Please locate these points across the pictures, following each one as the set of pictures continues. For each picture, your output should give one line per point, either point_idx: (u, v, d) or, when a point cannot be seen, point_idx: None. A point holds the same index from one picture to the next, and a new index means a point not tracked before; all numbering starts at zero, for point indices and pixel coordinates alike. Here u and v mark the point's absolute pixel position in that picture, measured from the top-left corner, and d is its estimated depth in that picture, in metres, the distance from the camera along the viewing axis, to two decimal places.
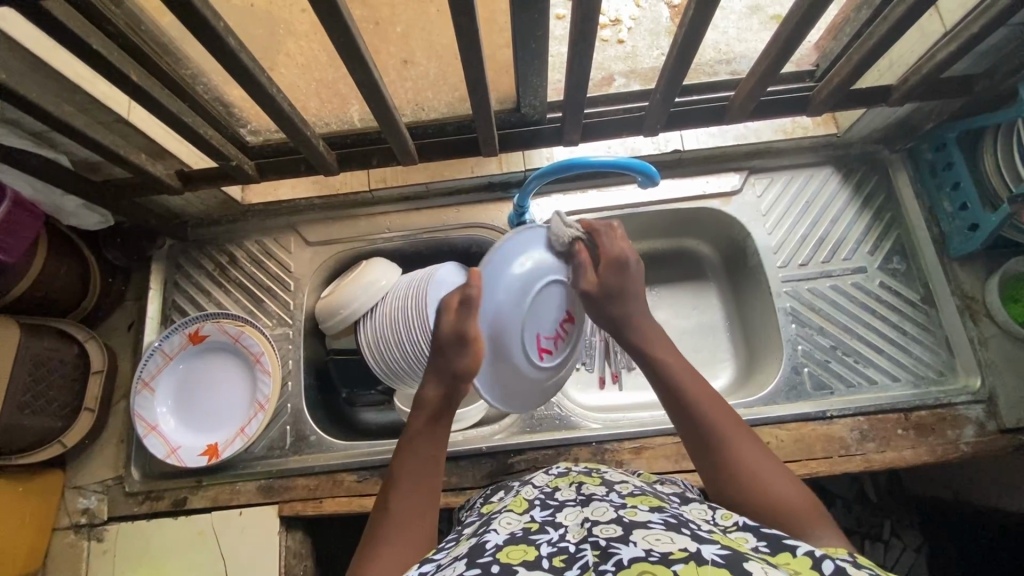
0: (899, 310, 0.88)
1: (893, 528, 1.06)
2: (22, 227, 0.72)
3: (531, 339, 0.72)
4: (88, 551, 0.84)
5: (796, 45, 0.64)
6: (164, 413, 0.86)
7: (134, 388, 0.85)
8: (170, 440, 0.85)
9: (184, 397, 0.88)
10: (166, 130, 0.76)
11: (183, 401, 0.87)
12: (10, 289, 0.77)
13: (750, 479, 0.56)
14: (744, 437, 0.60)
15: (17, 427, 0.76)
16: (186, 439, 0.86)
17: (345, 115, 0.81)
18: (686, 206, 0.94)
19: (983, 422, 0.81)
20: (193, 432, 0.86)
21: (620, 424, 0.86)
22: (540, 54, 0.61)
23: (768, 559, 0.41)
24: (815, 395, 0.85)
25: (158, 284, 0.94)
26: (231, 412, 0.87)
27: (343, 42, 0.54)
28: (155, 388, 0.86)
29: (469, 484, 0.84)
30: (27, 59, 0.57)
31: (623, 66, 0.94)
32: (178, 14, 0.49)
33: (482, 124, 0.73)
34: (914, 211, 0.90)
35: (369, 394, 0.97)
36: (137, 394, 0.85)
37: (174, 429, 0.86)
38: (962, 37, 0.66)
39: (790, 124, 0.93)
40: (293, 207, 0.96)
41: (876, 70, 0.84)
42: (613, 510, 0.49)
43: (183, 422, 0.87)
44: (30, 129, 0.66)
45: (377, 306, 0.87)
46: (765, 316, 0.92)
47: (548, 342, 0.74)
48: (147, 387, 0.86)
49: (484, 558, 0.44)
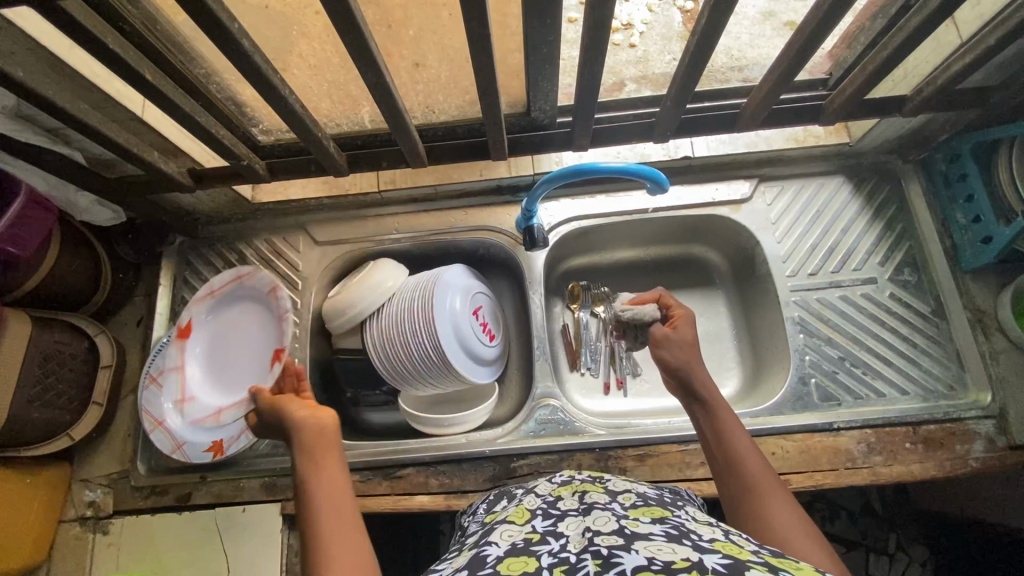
0: (910, 322, 0.87)
1: (899, 541, 1.06)
2: (36, 224, 0.74)
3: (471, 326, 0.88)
4: (92, 544, 0.85)
5: (808, 55, 0.64)
6: (201, 390, 0.88)
7: (166, 370, 0.86)
8: (212, 407, 0.86)
9: (220, 371, 0.89)
10: (179, 129, 0.77)
11: (218, 373, 0.89)
12: (24, 283, 0.78)
13: (774, 540, 0.54)
14: (780, 497, 0.57)
15: (28, 421, 0.76)
16: (227, 402, 0.87)
17: (356, 116, 0.83)
18: (696, 213, 0.93)
19: (993, 438, 0.80)
20: (232, 396, 0.87)
21: (627, 429, 0.85)
22: (551, 59, 0.61)
23: (772, 565, 0.41)
24: (822, 406, 0.84)
25: (168, 280, 0.95)
26: (262, 366, 0.88)
27: (356, 44, 0.54)
28: (187, 371, 0.88)
29: (471, 487, 0.84)
30: (44, 57, 0.57)
31: (635, 71, 0.93)
32: (192, 14, 0.49)
33: (492, 128, 0.73)
34: (926, 222, 0.90)
35: (373, 395, 0.98)
36: (168, 376, 0.86)
37: (213, 400, 0.87)
38: (979, 49, 0.65)
39: (802, 132, 0.92)
40: (303, 206, 0.97)
41: (890, 80, 0.84)
42: (615, 520, 0.49)
43: (220, 392, 0.88)
44: (46, 126, 0.66)
45: (386, 306, 0.88)
46: (774, 325, 0.92)
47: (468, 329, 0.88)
48: (181, 369, 0.87)
49: (484, 570, 0.45)
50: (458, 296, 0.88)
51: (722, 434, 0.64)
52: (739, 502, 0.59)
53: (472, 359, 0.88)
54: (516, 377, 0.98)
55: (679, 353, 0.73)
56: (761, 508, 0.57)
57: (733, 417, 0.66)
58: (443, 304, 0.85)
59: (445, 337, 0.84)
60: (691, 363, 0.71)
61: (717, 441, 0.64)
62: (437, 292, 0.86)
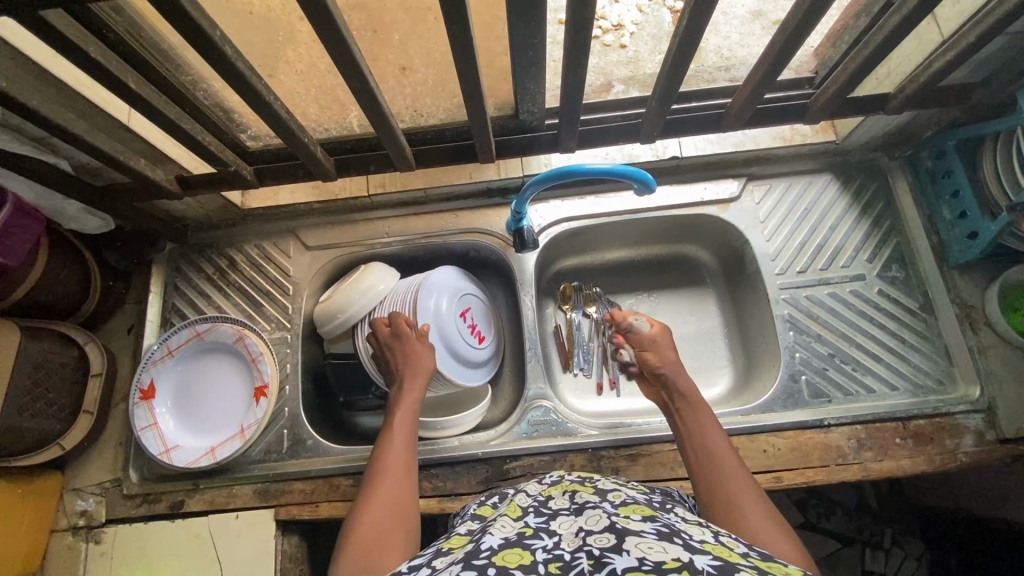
0: (898, 318, 0.87)
1: (894, 536, 1.06)
2: (24, 232, 0.73)
3: (457, 334, 0.88)
4: (85, 553, 0.84)
5: (792, 54, 0.64)
6: (182, 436, 0.87)
7: (139, 431, 0.84)
8: (204, 447, 0.86)
9: (201, 416, 0.88)
10: (166, 136, 0.77)
11: (200, 418, 0.88)
12: (11, 291, 0.77)
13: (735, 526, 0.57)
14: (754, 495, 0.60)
15: (17, 430, 0.76)
16: (213, 441, 0.86)
17: (345, 121, 0.83)
18: (685, 213, 0.94)
19: (982, 431, 0.81)
20: (224, 432, 0.87)
21: (619, 430, 0.85)
22: (538, 62, 0.61)
23: (762, 568, 0.41)
24: (813, 403, 0.84)
25: (158, 287, 0.95)
26: (249, 401, 0.88)
27: (339, 50, 0.54)
28: (163, 426, 0.86)
29: (465, 489, 0.84)
30: (29, 67, 0.58)
31: (624, 72, 0.94)
32: (173, 22, 0.49)
33: (480, 132, 0.73)
34: (913, 219, 0.90)
35: (367, 399, 0.94)
36: (144, 435, 0.84)
37: (194, 443, 0.86)
38: (959, 47, 0.66)
39: (790, 131, 0.93)
40: (293, 211, 0.97)
41: (874, 78, 0.84)
42: (607, 518, 0.49)
43: (209, 432, 0.87)
44: (32, 135, 0.66)
45: (377, 310, 0.89)
46: (764, 323, 0.92)
47: (455, 335, 0.88)
48: (155, 424, 0.86)
49: (480, 560, 0.45)
50: (447, 298, 0.88)
51: (701, 433, 0.68)
52: (707, 489, 0.62)
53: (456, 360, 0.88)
54: (509, 378, 0.99)
55: (653, 355, 0.78)
56: (735, 502, 0.59)
57: (712, 419, 0.70)
58: (426, 310, 0.86)
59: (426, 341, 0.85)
60: (670, 361, 0.77)
61: (696, 441, 0.68)
62: (420, 300, 0.86)
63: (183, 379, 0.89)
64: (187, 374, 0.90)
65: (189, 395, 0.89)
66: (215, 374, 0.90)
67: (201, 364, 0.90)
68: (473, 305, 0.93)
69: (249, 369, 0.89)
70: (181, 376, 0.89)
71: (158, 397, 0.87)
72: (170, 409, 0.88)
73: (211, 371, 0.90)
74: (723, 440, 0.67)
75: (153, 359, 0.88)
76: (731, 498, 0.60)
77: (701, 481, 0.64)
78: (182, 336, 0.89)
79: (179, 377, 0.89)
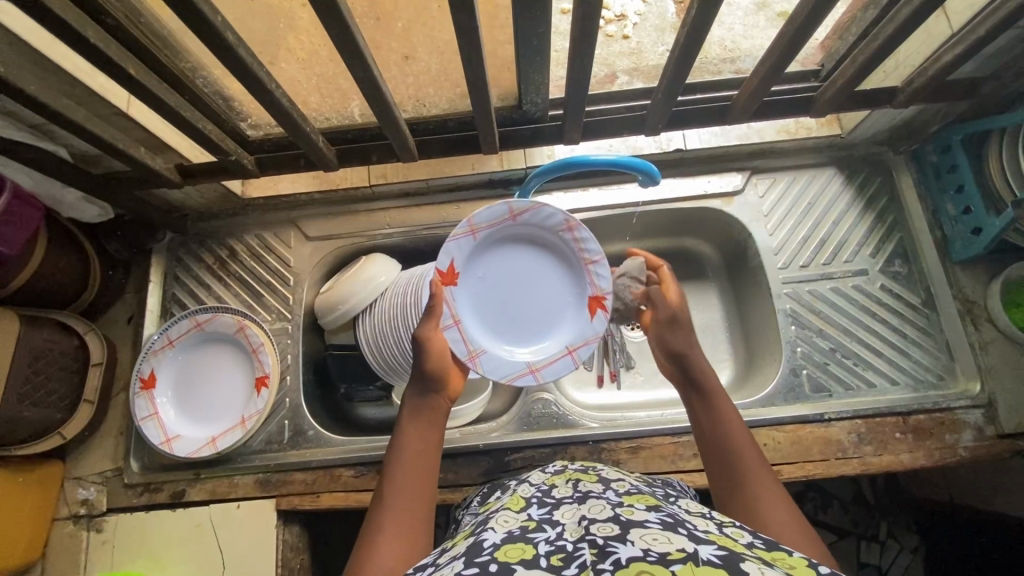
0: (900, 313, 0.87)
1: (889, 529, 1.07)
2: (23, 219, 0.73)
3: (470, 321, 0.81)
4: (87, 541, 0.84)
5: (797, 48, 0.63)
6: (183, 425, 0.87)
7: (140, 421, 0.84)
8: (205, 436, 0.86)
9: (200, 406, 0.88)
10: (164, 125, 0.76)
11: (200, 407, 0.88)
12: (10, 281, 0.77)
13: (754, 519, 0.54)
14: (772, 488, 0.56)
15: (17, 419, 0.76)
16: (213, 431, 0.86)
17: (346, 110, 0.82)
18: (688, 206, 0.93)
19: (982, 426, 0.81)
20: (225, 422, 0.87)
21: (620, 422, 0.86)
22: (542, 51, 0.60)
23: (767, 559, 0.41)
24: (814, 397, 0.85)
25: (158, 276, 0.95)
26: (249, 391, 0.88)
27: (341, 37, 0.53)
28: (164, 416, 0.86)
29: (466, 481, 0.84)
30: (25, 52, 0.57)
31: (628, 63, 0.93)
32: (171, 7, 0.48)
33: (483, 123, 0.73)
34: (917, 213, 0.90)
35: (368, 390, 0.96)
36: (145, 424, 0.84)
37: (194, 432, 0.86)
38: (968, 40, 0.65)
39: (795, 125, 0.92)
40: (294, 201, 0.96)
41: (881, 71, 0.83)
42: (610, 509, 0.49)
43: (209, 421, 0.87)
44: (29, 121, 0.65)
45: (377, 302, 0.88)
46: (766, 317, 0.92)
47: None
48: (156, 414, 0.86)
49: (482, 557, 0.44)
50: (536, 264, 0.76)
51: (717, 423, 0.63)
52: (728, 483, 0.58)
53: (513, 339, 0.76)
54: None
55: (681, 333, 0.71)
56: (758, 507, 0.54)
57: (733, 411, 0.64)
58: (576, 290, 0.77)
59: (582, 334, 0.76)
60: (691, 343, 0.70)
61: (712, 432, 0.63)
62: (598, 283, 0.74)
63: (180, 371, 0.89)
64: (184, 365, 0.89)
65: (187, 387, 0.88)
66: (212, 365, 0.90)
67: (197, 356, 0.90)
68: (476, 241, 0.73)
69: (247, 361, 0.89)
70: (176, 368, 0.89)
71: (158, 386, 0.87)
72: (169, 399, 0.87)
73: (208, 362, 0.90)
74: (745, 433, 0.62)
75: (150, 350, 0.87)
76: (749, 492, 0.56)
77: (720, 477, 0.59)
78: (180, 326, 0.89)
79: (175, 367, 0.89)
